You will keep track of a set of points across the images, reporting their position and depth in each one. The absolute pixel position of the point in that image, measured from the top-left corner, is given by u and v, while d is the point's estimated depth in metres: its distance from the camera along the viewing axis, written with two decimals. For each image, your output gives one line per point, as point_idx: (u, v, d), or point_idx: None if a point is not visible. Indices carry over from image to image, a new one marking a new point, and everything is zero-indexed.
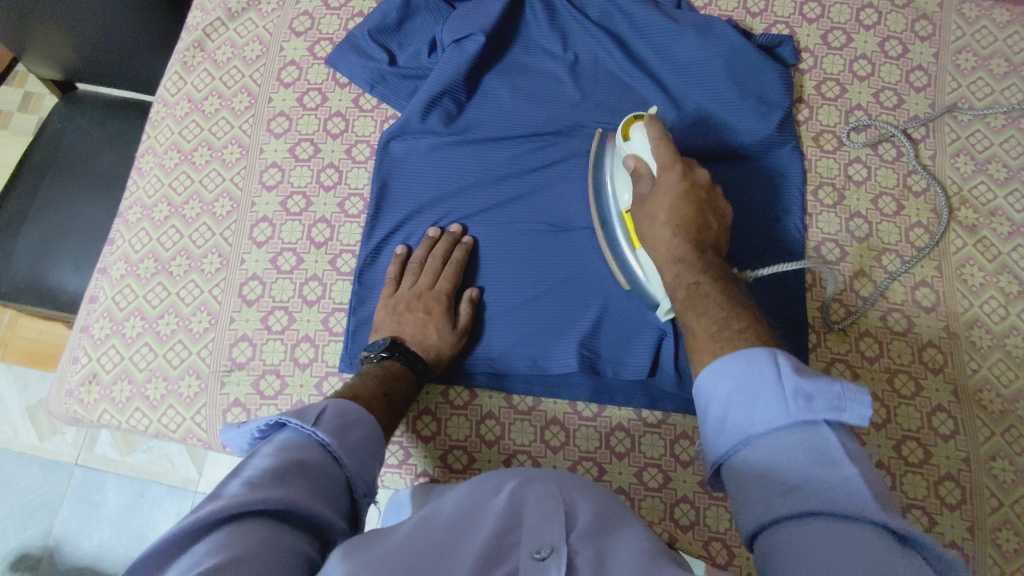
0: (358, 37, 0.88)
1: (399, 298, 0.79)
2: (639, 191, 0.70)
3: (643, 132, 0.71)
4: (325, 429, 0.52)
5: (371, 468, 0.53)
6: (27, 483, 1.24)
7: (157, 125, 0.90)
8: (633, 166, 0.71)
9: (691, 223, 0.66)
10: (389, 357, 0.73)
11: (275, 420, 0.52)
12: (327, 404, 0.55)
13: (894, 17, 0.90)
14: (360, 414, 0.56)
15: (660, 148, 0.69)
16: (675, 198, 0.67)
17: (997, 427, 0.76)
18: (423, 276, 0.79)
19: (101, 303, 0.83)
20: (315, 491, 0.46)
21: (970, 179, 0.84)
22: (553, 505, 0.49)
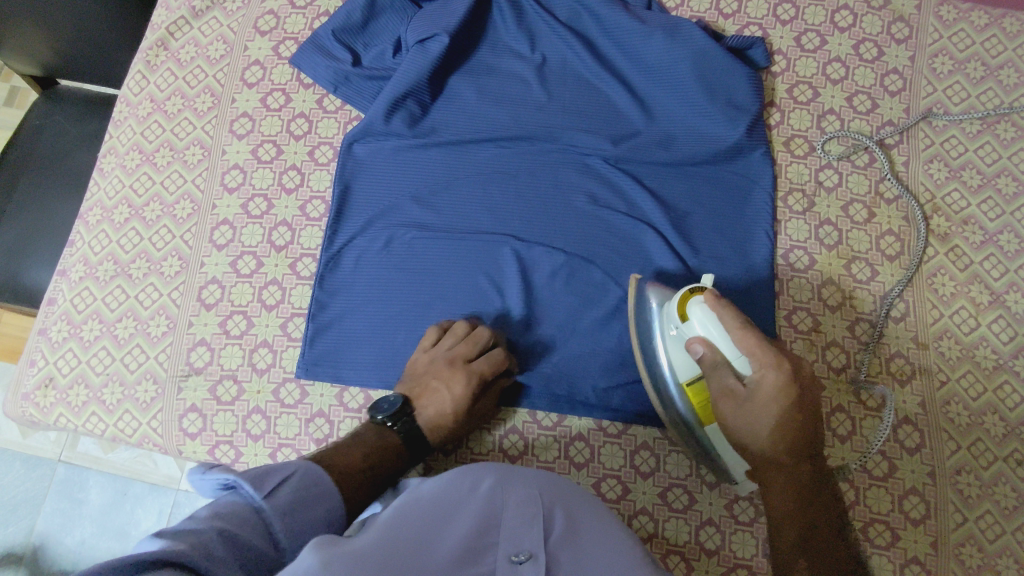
0: (322, 37, 0.86)
1: (433, 362, 0.73)
2: (727, 382, 0.64)
3: (711, 315, 0.64)
4: (276, 502, 0.51)
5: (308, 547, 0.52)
6: (9, 480, 1.23)
7: (120, 125, 0.89)
8: (702, 352, 0.65)
9: (797, 438, 0.63)
10: (390, 426, 0.69)
11: (232, 480, 0.52)
12: (297, 469, 0.55)
13: (870, 18, 0.88)
14: (325, 487, 0.56)
15: (745, 339, 0.63)
16: (779, 412, 0.63)
17: (963, 441, 0.75)
18: (461, 348, 0.73)
19: (59, 305, 0.82)
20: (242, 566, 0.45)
21: (943, 186, 0.83)
22: (530, 511, 0.53)
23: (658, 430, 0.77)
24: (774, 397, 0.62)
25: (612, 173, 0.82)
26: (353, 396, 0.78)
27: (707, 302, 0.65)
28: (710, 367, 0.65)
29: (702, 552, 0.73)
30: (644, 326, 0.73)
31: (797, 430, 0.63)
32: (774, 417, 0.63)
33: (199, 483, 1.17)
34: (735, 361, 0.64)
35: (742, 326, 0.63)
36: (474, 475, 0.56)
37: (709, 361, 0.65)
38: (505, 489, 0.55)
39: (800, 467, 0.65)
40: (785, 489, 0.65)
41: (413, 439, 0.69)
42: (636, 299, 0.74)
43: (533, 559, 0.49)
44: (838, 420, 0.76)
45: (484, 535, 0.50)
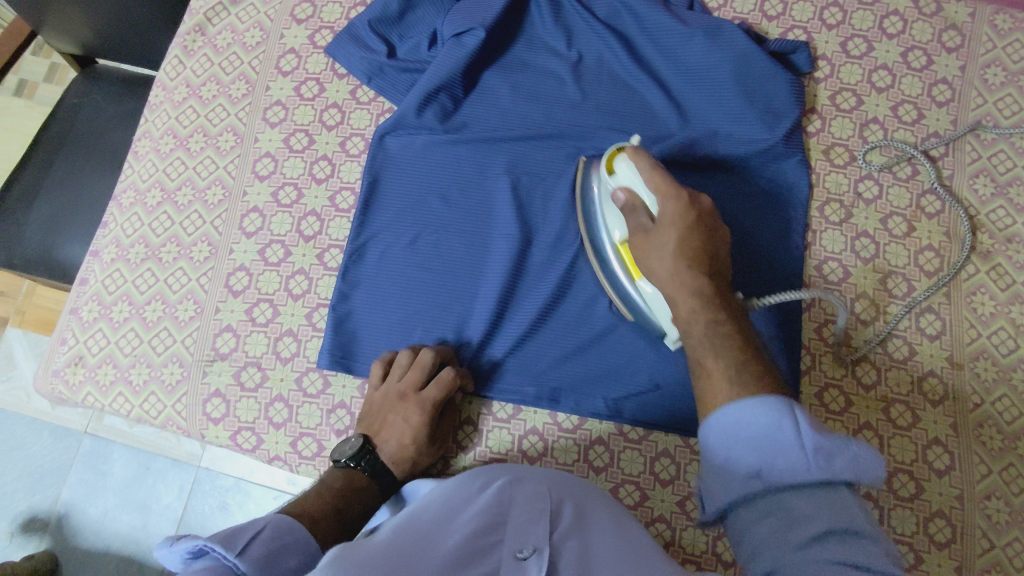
0: (359, 28, 0.86)
1: (383, 399, 0.73)
2: (641, 222, 0.66)
3: (631, 165, 0.68)
4: (251, 559, 0.50)
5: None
6: (37, 448, 1.26)
7: (155, 109, 0.90)
8: (623, 198, 0.68)
9: (697, 254, 0.62)
10: (355, 466, 0.69)
11: (198, 545, 0.49)
12: (266, 521, 0.54)
13: (920, 25, 0.85)
14: (298, 535, 0.55)
15: (654, 177, 0.66)
16: (679, 234, 0.63)
17: (995, 466, 0.73)
18: (409, 380, 0.73)
19: (91, 285, 0.84)
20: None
21: (988, 202, 0.80)
22: (538, 505, 0.53)
23: (680, 438, 0.76)
24: (679, 221, 0.63)
25: None
26: None
27: (629, 153, 0.69)
28: (630, 210, 0.67)
29: (719, 563, 0.72)
30: (587, 203, 0.77)
31: (697, 250, 0.62)
32: (674, 240, 0.62)
33: (220, 462, 1.18)
34: (649, 203, 0.66)
35: (648, 164, 0.67)
36: (488, 478, 0.57)
37: (629, 206, 0.67)
38: (515, 487, 0.55)
39: (697, 274, 0.61)
40: (691, 296, 0.60)
41: (382, 476, 0.70)
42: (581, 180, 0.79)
43: (538, 553, 0.48)
44: (866, 437, 0.74)
45: (489, 534, 0.49)
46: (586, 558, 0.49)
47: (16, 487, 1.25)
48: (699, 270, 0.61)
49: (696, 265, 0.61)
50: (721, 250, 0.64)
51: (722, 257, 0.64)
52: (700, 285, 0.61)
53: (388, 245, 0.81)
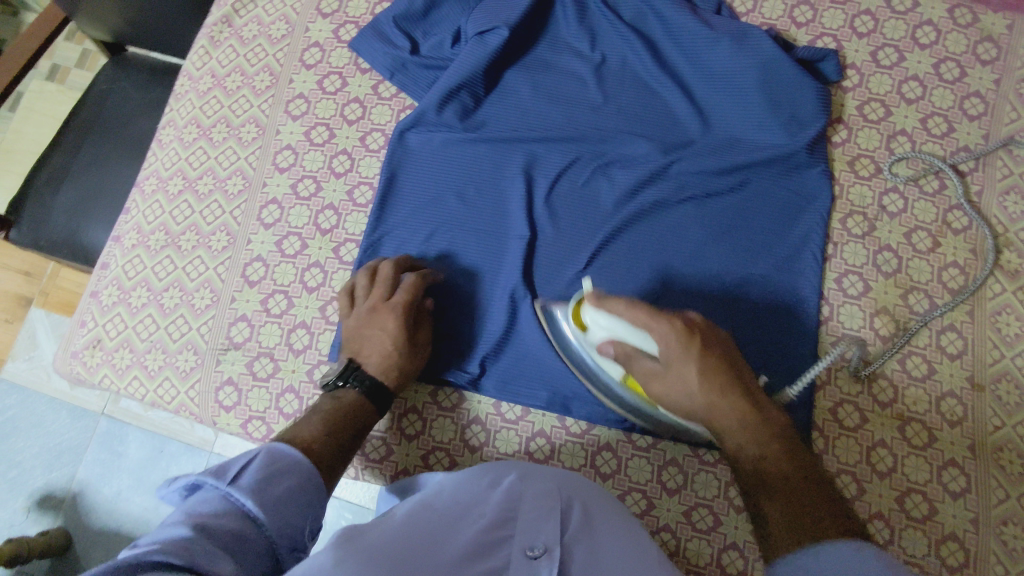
0: (383, 23, 0.86)
1: (359, 317, 0.74)
2: (649, 365, 0.62)
3: (598, 307, 0.64)
4: (241, 483, 0.50)
5: (300, 523, 0.50)
6: (56, 427, 1.28)
7: (180, 98, 0.91)
8: (612, 351, 0.64)
9: (725, 382, 0.59)
10: (343, 386, 0.69)
11: (195, 481, 0.50)
12: (258, 451, 0.53)
13: (954, 37, 0.83)
14: (293, 461, 0.54)
15: (636, 311, 0.62)
16: (699, 365, 0.58)
17: (1013, 490, 0.71)
18: (375, 291, 0.74)
19: (111, 270, 0.85)
20: (232, 563, 0.43)
21: (1018, 220, 0.78)
22: (549, 502, 0.53)
23: (689, 447, 0.75)
24: (684, 356, 0.59)
25: (664, 181, 0.80)
26: None
27: (590, 301, 0.65)
28: (626, 358, 0.64)
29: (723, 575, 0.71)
30: (567, 345, 0.74)
31: (720, 381, 0.58)
32: (694, 374, 0.58)
33: (231, 449, 1.19)
34: (639, 338, 0.62)
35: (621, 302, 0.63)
36: (495, 474, 0.57)
37: (622, 354, 0.64)
38: (525, 483, 0.55)
39: (730, 398, 0.58)
40: (738, 430, 0.58)
41: (374, 393, 0.70)
42: (548, 323, 0.75)
43: (549, 554, 0.48)
44: (879, 455, 0.73)
45: (499, 529, 0.50)
46: (593, 561, 0.49)
47: (33, 464, 1.27)
48: (738, 393, 0.58)
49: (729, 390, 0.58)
50: (737, 366, 0.61)
51: (738, 361, 0.61)
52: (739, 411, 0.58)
53: (404, 242, 0.81)
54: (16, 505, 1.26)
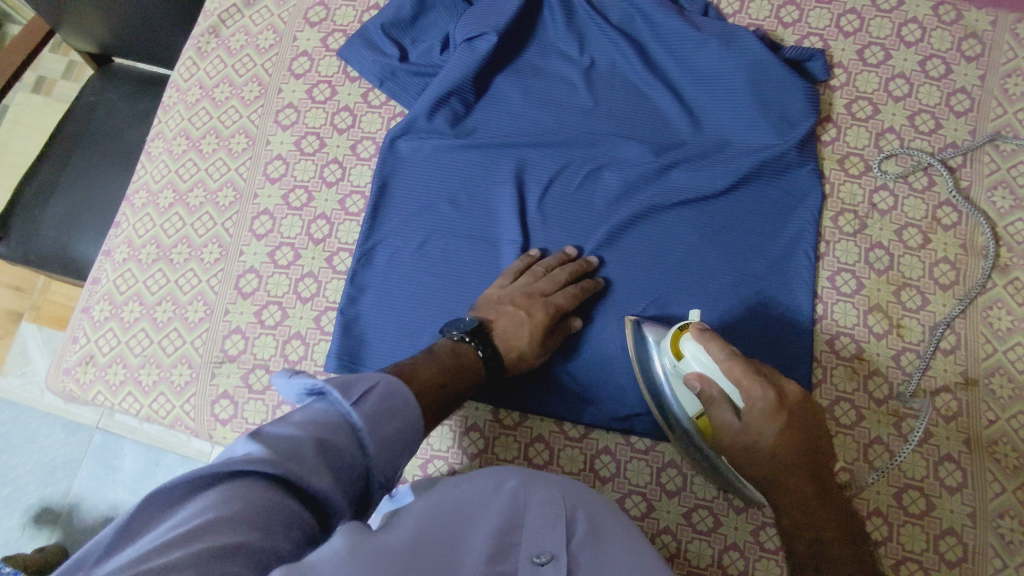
0: (371, 31, 0.86)
1: (506, 293, 0.74)
2: (726, 416, 0.60)
3: (700, 347, 0.63)
4: (364, 411, 0.50)
5: (398, 460, 0.51)
6: (50, 442, 1.27)
7: (168, 110, 0.91)
8: (698, 386, 0.62)
9: (801, 451, 0.58)
10: (468, 341, 0.69)
11: (318, 387, 0.51)
12: (380, 378, 0.53)
13: (939, 34, 0.84)
14: (408, 402, 0.53)
15: (731, 366, 0.60)
16: (780, 431, 0.58)
17: (1009, 484, 0.71)
18: (541, 280, 0.74)
19: (103, 285, 0.85)
20: (326, 481, 0.45)
21: (1006, 215, 0.78)
22: (555, 511, 0.53)
23: None
24: (767, 418, 0.58)
25: (656, 183, 0.80)
26: None
27: (695, 337, 0.64)
28: (707, 400, 0.62)
29: None
30: (648, 366, 0.71)
31: (797, 451, 0.58)
32: (775, 433, 0.58)
33: None
34: (731, 393, 0.61)
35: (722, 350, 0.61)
36: (499, 475, 0.56)
37: (705, 395, 0.62)
38: (529, 488, 0.54)
39: (805, 480, 0.58)
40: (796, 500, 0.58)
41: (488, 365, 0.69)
42: (635, 338, 0.73)
43: (555, 561, 0.49)
44: (876, 452, 0.73)
45: (508, 535, 0.49)
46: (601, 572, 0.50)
47: (28, 480, 1.26)
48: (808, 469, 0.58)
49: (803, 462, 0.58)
50: (818, 436, 0.60)
51: (824, 437, 0.60)
52: (807, 494, 0.58)
53: (398, 250, 0.81)
54: (12, 521, 1.25)
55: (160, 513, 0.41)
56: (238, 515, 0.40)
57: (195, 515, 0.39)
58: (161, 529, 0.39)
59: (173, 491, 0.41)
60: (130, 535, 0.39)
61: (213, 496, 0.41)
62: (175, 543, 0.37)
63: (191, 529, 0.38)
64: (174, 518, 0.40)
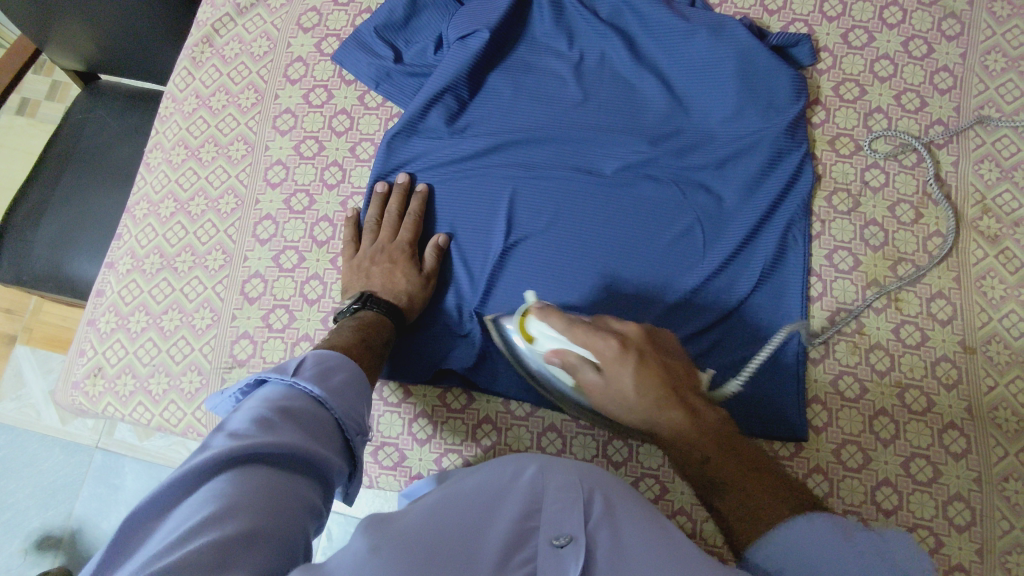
0: (365, 34, 0.87)
1: (362, 255, 0.80)
2: (585, 377, 0.65)
3: (543, 322, 0.68)
4: (304, 378, 0.56)
5: (358, 409, 0.57)
6: (50, 464, 1.26)
7: (165, 120, 0.91)
8: (558, 361, 0.67)
9: (660, 383, 0.63)
10: (361, 308, 0.75)
11: (258, 377, 0.56)
12: (307, 355, 0.59)
13: (920, 15, 0.86)
14: (340, 358, 0.61)
15: (576, 332, 0.66)
16: (634, 370, 0.63)
17: (1011, 448, 0.73)
18: (383, 231, 0.81)
19: (107, 297, 0.85)
20: (302, 438, 0.49)
21: (994, 187, 0.81)
22: (571, 494, 0.55)
23: None
24: (620, 368, 0.63)
25: (652, 172, 0.82)
26: (392, 390, 0.81)
27: (536, 313, 0.69)
28: (570, 367, 0.66)
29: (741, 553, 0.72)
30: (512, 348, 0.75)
31: (657, 389, 0.63)
32: (629, 381, 0.63)
33: None
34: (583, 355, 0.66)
35: (562, 321, 0.67)
36: (518, 464, 0.59)
37: (567, 364, 0.67)
38: (547, 474, 0.57)
39: (672, 410, 0.63)
40: (673, 435, 0.63)
41: (392, 311, 0.76)
42: (499, 335, 0.76)
43: (574, 542, 0.50)
44: (881, 424, 0.75)
45: (527, 519, 0.52)
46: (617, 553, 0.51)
47: (29, 503, 1.25)
48: (676, 407, 0.63)
49: (669, 401, 0.63)
50: (674, 368, 0.66)
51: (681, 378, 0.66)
52: (676, 417, 0.63)
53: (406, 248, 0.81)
54: (14, 546, 1.24)
55: (159, 518, 0.42)
56: (244, 494, 0.43)
57: (200, 506, 0.42)
58: (168, 530, 0.41)
59: (165, 496, 0.43)
60: (129, 549, 0.41)
61: (211, 486, 0.44)
62: (191, 535, 0.39)
63: (203, 518, 0.41)
64: (175, 515, 0.42)
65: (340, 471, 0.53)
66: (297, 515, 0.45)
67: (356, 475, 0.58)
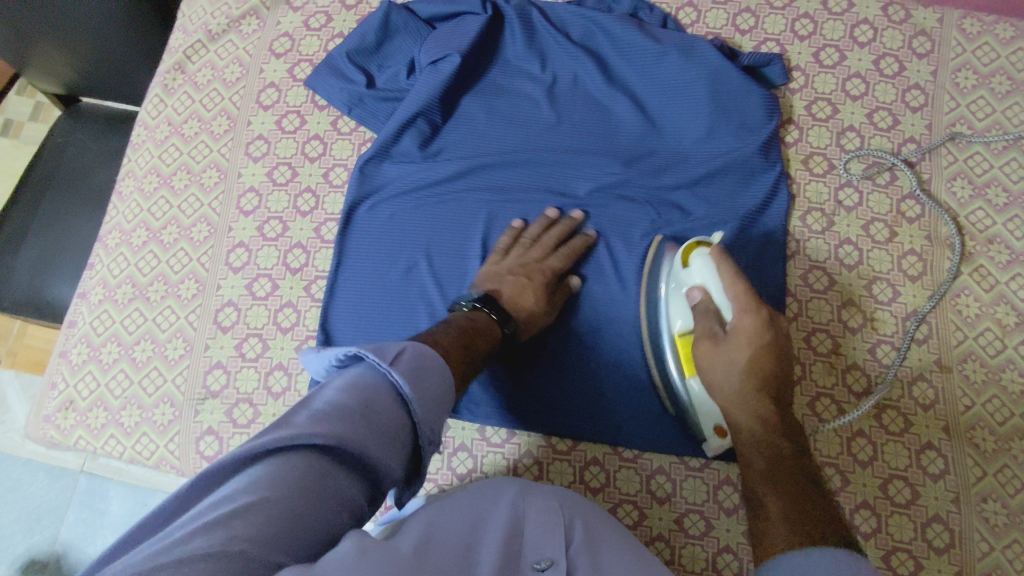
0: (337, 59, 0.87)
1: (503, 266, 0.77)
2: (711, 326, 0.66)
3: (710, 261, 0.68)
4: (400, 370, 0.50)
5: (439, 419, 0.51)
6: (34, 490, 1.25)
7: (138, 148, 0.90)
8: (699, 295, 0.68)
9: (767, 372, 0.62)
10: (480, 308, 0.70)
11: (354, 353, 0.51)
12: (407, 344, 0.53)
13: (890, 33, 0.86)
14: (436, 361, 0.53)
15: (734, 287, 0.65)
16: (751, 351, 0.62)
17: (989, 467, 0.73)
18: (534, 250, 0.77)
19: (79, 328, 0.84)
20: (378, 444, 0.45)
21: (967, 205, 0.81)
22: (552, 519, 0.54)
23: (675, 454, 0.76)
24: (755, 330, 0.63)
25: (624, 193, 0.81)
26: None
27: (710, 252, 0.68)
28: (702, 309, 0.67)
29: None
30: (654, 281, 0.76)
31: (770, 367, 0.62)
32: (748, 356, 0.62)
33: None
34: (723, 306, 0.66)
35: (730, 270, 0.66)
36: (498, 491, 0.58)
37: (703, 305, 0.68)
38: (529, 502, 0.56)
39: (763, 404, 0.61)
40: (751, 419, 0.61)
41: (507, 321, 0.71)
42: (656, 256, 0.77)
43: (556, 566, 0.49)
44: (859, 445, 0.74)
45: (511, 541, 0.50)
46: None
47: (13, 530, 1.24)
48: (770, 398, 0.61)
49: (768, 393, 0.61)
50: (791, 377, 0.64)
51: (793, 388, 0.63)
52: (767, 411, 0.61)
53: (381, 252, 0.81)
54: None
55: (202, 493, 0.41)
56: (271, 492, 0.40)
57: (235, 493, 0.40)
58: (209, 505, 0.39)
59: (216, 470, 0.41)
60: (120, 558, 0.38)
61: (242, 478, 0.41)
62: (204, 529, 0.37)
63: (240, 505, 0.39)
64: (197, 507, 0.39)
65: (397, 478, 0.48)
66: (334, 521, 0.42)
67: (416, 484, 0.52)
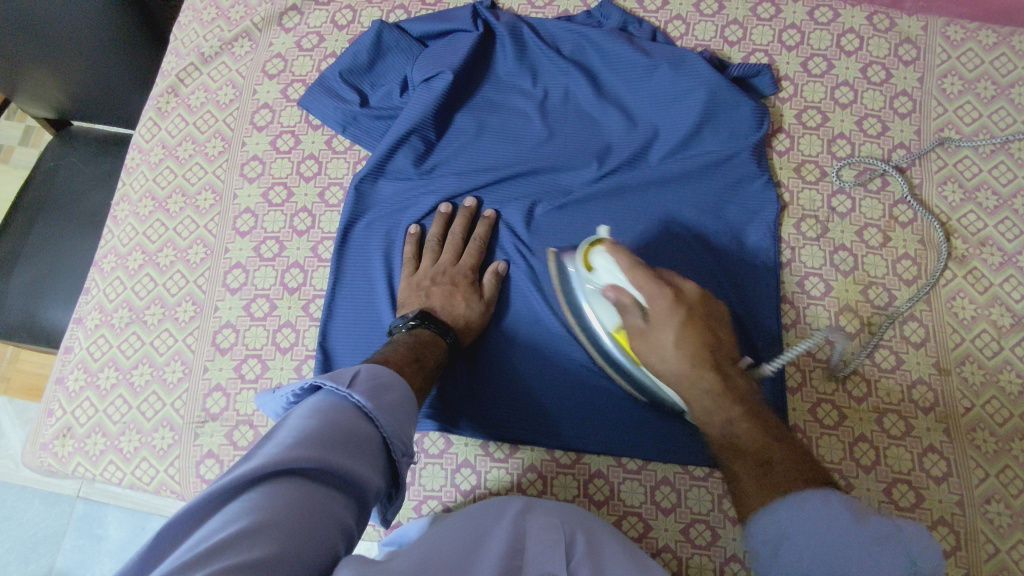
0: (330, 80, 0.87)
1: (422, 275, 0.79)
2: (634, 321, 0.66)
3: (610, 260, 0.68)
4: (359, 392, 0.52)
5: (407, 429, 0.53)
6: (29, 517, 1.23)
7: (132, 172, 0.90)
8: (614, 296, 0.68)
9: (698, 351, 0.62)
10: (420, 325, 0.73)
11: (310, 383, 0.53)
12: (360, 368, 0.56)
13: (876, 41, 0.88)
14: (393, 377, 0.56)
15: (636, 275, 0.65)
16: (676, 332, 0.63)
17: (991, 468, 0.73)
18: (445, 253, 0.80)
19: (76, 354, 0.83)
20: (357, 468, 0.47)
21: (958, 208, 0.82)
22: (553, 536, 0.53)
23: (679, 464, 0.75)
24: (668, 317, 0.63)
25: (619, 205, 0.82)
26: None
27: (606, 248, 0.69)
28: (622, 307, 0.67)
29: None
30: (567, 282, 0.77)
31: (694, 350, 0.62)
32: (671, 341, 0.63)
33: None
34: (637, 299, 0.66)
35: (627, 260, 0.66)
36: (498, 511, 0.58)
37: (620, 304, 0.67)
38: (530, 520, 0.56)
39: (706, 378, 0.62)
40: (702, 396, 0.62)
41: (448, 331, 0.74)
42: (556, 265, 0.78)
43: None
44: (862, 449, 0.74)
45: (513, 558, 0.50)
46: None
47: (8, 559, 1.22)
48: (705, 368, 0.62)
49: (700, 364, 0.62)
50: (722, 336, 0.65)
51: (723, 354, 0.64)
52: (709, 383, 0.62)
53: (377, 269, 0.82)
54: None
55: (187, 533, 0.39)
56: (272, 513, 0.40)
57: (230, 521, 0.39)
58: (192, 542, 0.38)
59: (194, 509, 0.40)
60: None
61: (237, 504, 0.41)
62: (213, 554, 0.36)
63: (242, 529, 0.38)
64: (195, 536, 0.38)
65: (378, 492, 0.49)
66: (329, 535, 0.42)
67: (395, 496, 0.54)
